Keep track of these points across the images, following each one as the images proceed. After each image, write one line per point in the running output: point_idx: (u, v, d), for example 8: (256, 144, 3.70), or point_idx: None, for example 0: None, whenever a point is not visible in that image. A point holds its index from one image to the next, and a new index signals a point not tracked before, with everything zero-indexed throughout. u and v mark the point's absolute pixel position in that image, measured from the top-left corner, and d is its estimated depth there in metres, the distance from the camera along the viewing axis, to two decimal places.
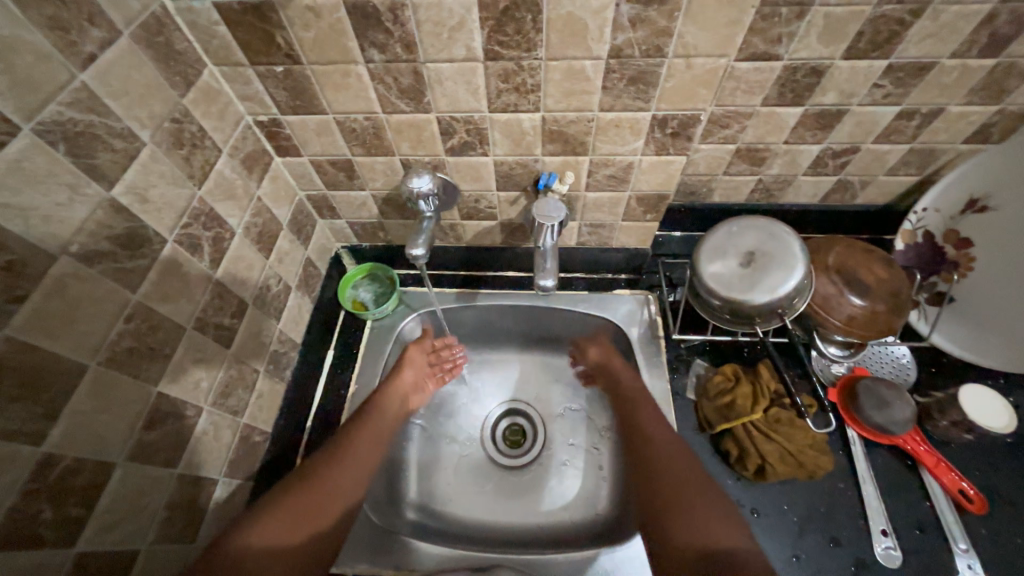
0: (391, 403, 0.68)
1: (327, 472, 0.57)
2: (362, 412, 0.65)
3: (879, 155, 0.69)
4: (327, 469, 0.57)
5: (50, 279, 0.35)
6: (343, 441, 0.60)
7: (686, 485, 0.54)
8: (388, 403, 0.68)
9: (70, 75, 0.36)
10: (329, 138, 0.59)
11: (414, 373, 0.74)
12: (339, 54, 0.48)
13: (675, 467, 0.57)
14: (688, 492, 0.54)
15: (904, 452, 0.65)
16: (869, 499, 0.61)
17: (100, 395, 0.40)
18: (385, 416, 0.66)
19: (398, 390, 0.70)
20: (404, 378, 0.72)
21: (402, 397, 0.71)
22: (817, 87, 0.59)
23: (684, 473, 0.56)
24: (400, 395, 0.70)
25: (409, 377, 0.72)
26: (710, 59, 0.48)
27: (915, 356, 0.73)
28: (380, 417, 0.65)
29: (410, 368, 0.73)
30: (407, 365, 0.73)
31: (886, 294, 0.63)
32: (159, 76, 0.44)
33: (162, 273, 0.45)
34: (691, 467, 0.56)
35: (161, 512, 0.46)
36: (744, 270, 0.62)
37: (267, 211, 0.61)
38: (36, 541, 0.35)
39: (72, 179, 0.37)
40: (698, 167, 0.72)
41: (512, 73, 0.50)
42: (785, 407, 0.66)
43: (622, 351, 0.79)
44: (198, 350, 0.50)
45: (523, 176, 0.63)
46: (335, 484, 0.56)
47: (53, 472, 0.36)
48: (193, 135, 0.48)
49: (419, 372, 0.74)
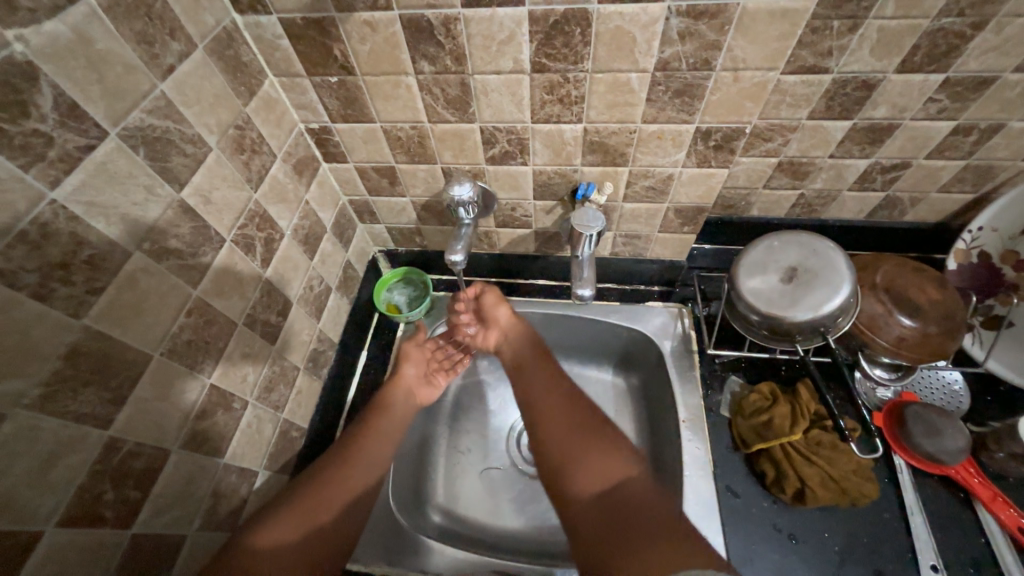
0: (399, 403, 0.68)
1: (346, 472, 0.58)
2: (369, 413, 0.65)
3: (931, 171, 0.66)
4: (340, 475, 0.57)
5: (124, 272, 0.38)
6: (353, 447, 0.60)
7: (582, 438, 0.57)
8: (396, 402, 0.68)
9: (151, 84, 0.39)
10: (375, 145, 0.61)
11: (416, 368, 0.72)
12: (390, 66, 0.50)
13: (562, 425, 0.59)
14: (580, 448, 0.57)
15: (957, 485, 0.61)
16: (919, 532, 0.58)
17: (159, 384, 0.42)
18: (393, 417, 0.66)
19: (403, 388, 0.69)
20: (406, 374, 0.71)
21: (407, 394, 0.70)
22: (868, 101, 0.57)
23: (580, 425, 0.59)
24: (407, 393, 0.69)
25: (411, 373, 0.71)
26: (759, 72, 0.47)
27: (969, 382, 0.69)
28: (389, 416, 0.65)
29: (410, 363, 0.72)
30: (407, 362, 0.71)
31: (939, 315, 0.60)
32: (226, 87, 0.47)
33: (219, 271, 0.48)
34: (585, 417, 0.60)
35: (207, 500, 0.48)
36: (785, 286, 0.61)
37: (313, 214, 0.63)
38: (97, 520, 0.37)
39: (148, 181, 0.39)
40: (738, 180, 0.71)
41: (557, 84, 0.50)
42: (827, 430, 0.63)
43: (653, 364, 0.78)
44: (247, 345, 0.53)
45: (561, 186, 0.64)
46: (351, 485, 0.58)
47: (116, 455, 0.38)
48: (253, 141, 0.51)
49: (423, 367, 0.73)
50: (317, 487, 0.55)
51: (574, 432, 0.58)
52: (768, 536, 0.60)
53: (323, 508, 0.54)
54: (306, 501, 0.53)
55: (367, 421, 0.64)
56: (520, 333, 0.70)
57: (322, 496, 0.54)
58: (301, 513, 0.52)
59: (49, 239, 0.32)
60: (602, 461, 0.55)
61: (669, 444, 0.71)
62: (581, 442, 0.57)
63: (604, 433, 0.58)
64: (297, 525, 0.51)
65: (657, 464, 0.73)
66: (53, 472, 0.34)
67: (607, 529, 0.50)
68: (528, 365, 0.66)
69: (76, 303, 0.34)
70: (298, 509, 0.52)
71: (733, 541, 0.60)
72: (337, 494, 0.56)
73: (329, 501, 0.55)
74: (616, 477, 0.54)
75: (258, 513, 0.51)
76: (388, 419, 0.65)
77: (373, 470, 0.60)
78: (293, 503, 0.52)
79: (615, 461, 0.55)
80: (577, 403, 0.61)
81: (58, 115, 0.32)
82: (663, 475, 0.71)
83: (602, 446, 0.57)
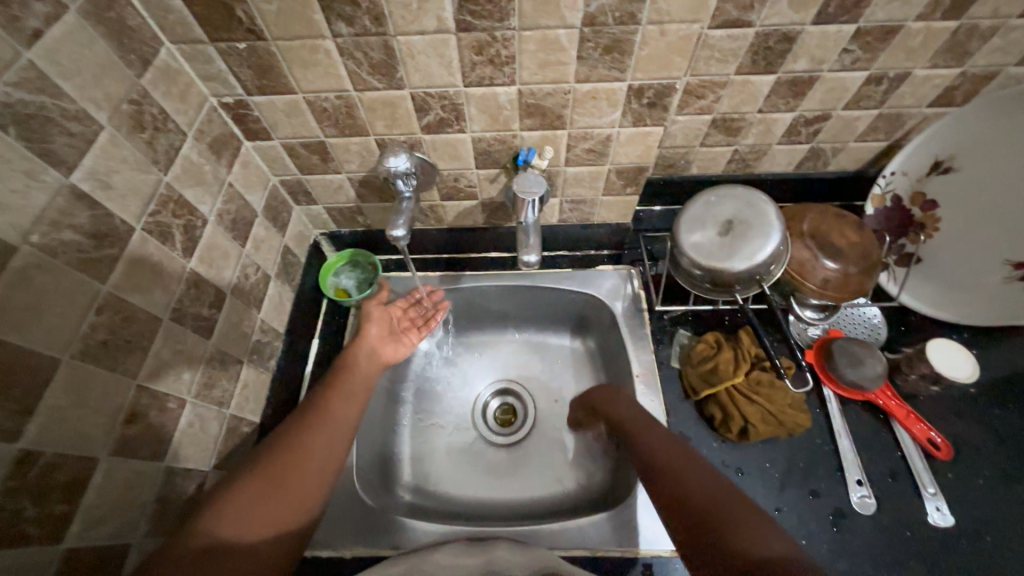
0: (362, 363, 0.64)
1: (304, 440, 0.53)
2: (330, 377, 0.61)
3: (849, 121, 0.70)
4: (299, 443, 0.52)
5: (12, 270, 0.34)
6: (316, 412, 0.56)
7: (726, 492, 0.41)
8: (360, 365, 0.64)
9: (15, 53, 0.34)
10: (300, 119, 0.57)
11: (381, 328, 0.70)
12: (304, 28, 0.47)
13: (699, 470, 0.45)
14: (727, 503, 0.40)
15: (876, 407, 0.68)
16: (845, 452, 0.65)
17: (76, 390, 0.38)
18: (357, 380, 0.62)
19: (366, 348, 0.66)
20: (370, 334, 0.68)
21: (371, 353, 0.67)
22: (789, 54, 0.60)
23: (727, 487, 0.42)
24: (370, 352, 0.66)
25: (375, 332, 0.69)
26: (684, 25, 0.48)
27: (886, 316, 0.76)
28: (354, 380, 0.62)
29: (373, 323, 0.69)
30: (370, 321, 0.69)
31: (858, 256, 0.65)
32: (113, 55, 0.42)
33: (132, 263, 0.44)
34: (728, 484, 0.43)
35: (151, 505, 0.46)
36: (723, 239, 0.63)
37: (239, 197, 0.59)
38: (20, 539, 0.34)
39: (28, 165, 0.35)
40: (675, 139, 0.72)
41: (486, 44, 0.49)
42: (766, 370, 0.68)
43: (607, 326, 0.80)
44: (177, 341, 0.49)
45: (502, 152, 0.63)
46: (313, 457, 0.52)
47: (33, 469, 0.35)
48: (155, 118, 0.46)
49: (387, 325, 0.70)
50: (275, 462, 0.50)
51: (703, 482, 0.43)
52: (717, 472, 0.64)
53: (290, 482, 0.49)
54: (266, 476, 0.48)
55: (328, 385, 0.60)
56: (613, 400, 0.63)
57: (282, 472, 0.50)
58: (259, 491, 0.47)
59: None
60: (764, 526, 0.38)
61: None
62: (728, 499, 0.41)
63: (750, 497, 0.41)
64: (258, 506, 0.46)
65: None
66: None
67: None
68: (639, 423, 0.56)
69: None
70: (258, 486, 0.47)
71: None
72: (302, 466, 0.51)
73: (299, 473, 0.50)
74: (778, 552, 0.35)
75: (209, 498, 0.47)
76: (352, 381, 0.61)
77: (336, 437, 0.55)
78: (251, 476, 0.48)
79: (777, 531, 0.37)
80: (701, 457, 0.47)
81: None
82: None
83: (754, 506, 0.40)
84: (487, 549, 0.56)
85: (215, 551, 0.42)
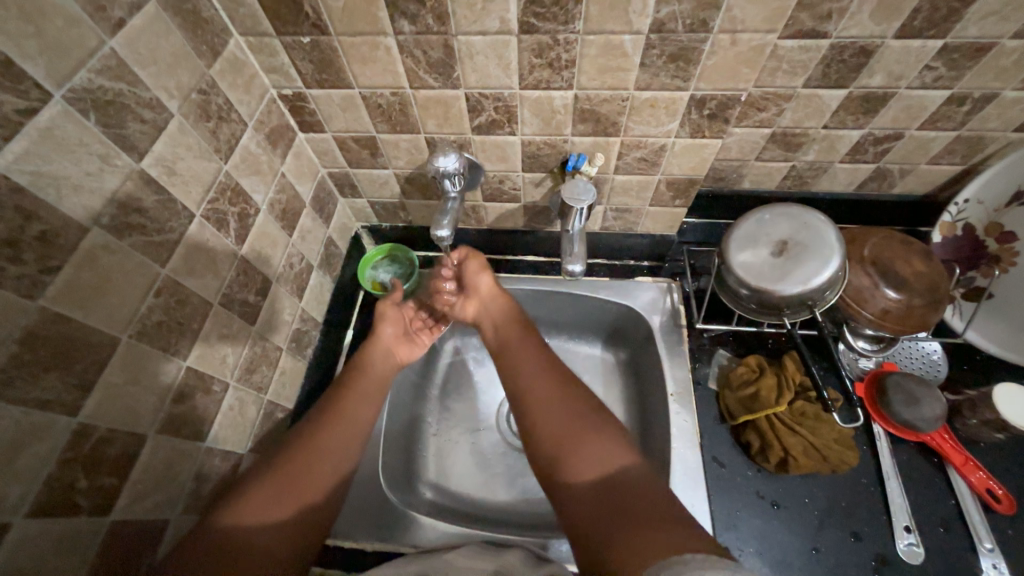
0: (376, 365, 0.63)
1: (331, 431, 0.54)
2: (347, 377, 0.61)
3: (922, 142, 0.65)
4: (320, 437, 0.53)
5: (82, 250, 0.35)
6: (341, 406, 0.56)
7: (572, 426, 0.53)
8: (376, 366, 0.63)
9: (99, 40, 0.35)
10: (353, 114, 0.57)
11: (395, 329, 0.67)
12: (368, 25, 0.47)
13: (554, 402, 0.55)
14: (574, 432, 0.52)
15: (930, 450, 0.63)
16: (894, 496, 0.61)
17: (130, 369, 0.40)
18: (373, 378, 0.61)
19: (380, 348, 0.64)
20: (384, 334, 0.66)
21: (386, 354, 0.65)
22: (865, 68, 0.56)
23: (573, 420, 0.53)
24: (385, 353, 0.64)
25: (389, 333, 0.66)
26: (757, 35, 0.45)
27: (947, 352, 0.71)
28: (368, 379, 0.61)
29: (387, 323, 0.67)
30: (384, 322, 0.67)
31: (923, 288, 0.61)
32: (186, 45, 0.43)
33: (190, 248, 0.45)
34: (570, 411, 0.54)
35: (189, 484, 0.47)
36: (775, 260, 0.60)
37: (291, 187, 0.60)
38: (71, 509, 0.36)
39: (102, 149, 0.36)
40: (730, 151, 0.69)
41: (547, 47, 0.48)
42: (811, 400, 0.64)
43: (642, 338, 0.78)
44: (225, 325, 0.50)
45: (551, 157, 0.61)
46: (337, 448, 0.53)
47: (88, 442, 0.37)
48: (219, 107, 0.47)
49: (402, 325, 0.68)
50: (297, 456, 0.50)
51: (552, 414, 0.54)
52: (750, 502, 0.62)
53: (313, 474, 0.50)
54: (289, 468, 0.49)
55: (344, 384, 0.59)
56: (502, 306, 0.67)
57: (305, 464, 0.50)
58: (289, 477, 0.48)
59: None
60: (594, 451, 0.50)
61: (658, 416, 0.72)
62: (571, 429, 0.53)
63: (586, 420, 0.53)
64: (283, 496, 0.47)
65: (644, 432, 0.75)
66: (18, 461, 0.32)
67: (602, 526, 0.44)
68: (513, 343, 0.63)
69: (29, 283, 0.32)
70: (280, 478, 0.48)
71: (718, 509, 0.61)
72: (328, 454, 0.52)
73: (319, 467, 0.51)
74: (599, 467, 0.49)
75: (241, 480, 0.48)
76: (367, 381, 0.60)
77: (353, 433, 0.55)
78: (282, 464, 0.49)
79: (610, 449, 0.50)
80: (559, 384, 0.57)
81: None
82: (650, 450, 0.72)
83: (588, 429, 0.52)
84: (500, 555, 0.55)
85: (243, 539, 0.43)
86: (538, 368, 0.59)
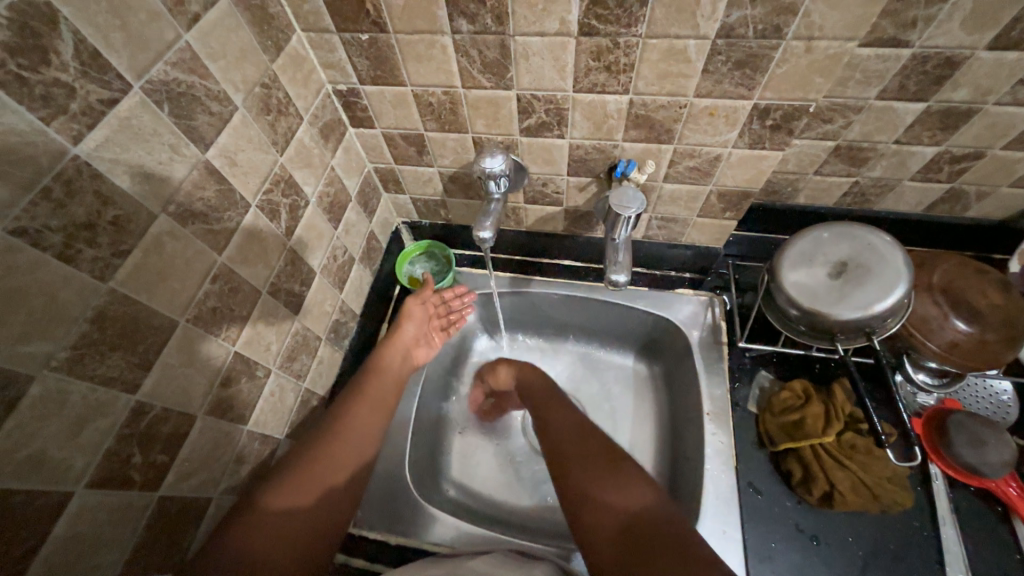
0: (391, 367, 0.63)
1: (345, 434, 0.54)
2: (360, 379, 0.61)
3: (1007, 163, 0.60)
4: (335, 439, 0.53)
5: (150, 237, 0.37)
6: (355, 407, 0.57)
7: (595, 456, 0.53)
8: (391, 368, 0.63)
9: (176, 34, 0.36)
10: (404, 111, 0.58)
11: (416, 328, 0.68)
12: (426, 24, 0.47)
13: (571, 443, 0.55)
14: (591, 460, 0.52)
15: (994, 497, 0.58)
16: (949, 543, 0.56)
17: (185, 351, 0.41)
18: (386, 379, 0.62)
19: (400, 348, 0.65)
20: (405, 333, 0.67)
21: (405, 354, 0.66)
22: (948, 80, 0.52)
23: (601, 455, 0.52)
24: (402, 353, 0.65)
25: (411, 332, 0.67)
26: (836, 42, 0.42)
27: (1019, 394, 0.64)
28: (380, 378, 0.61)
29: (411, 321, 0.68)
30: (408, 319, 0.68)
31: (999, 322, 0.56)
32: (253, 40, 0.44)
33: (245, 237, 0.46)
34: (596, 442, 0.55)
35: (230, 465, 0.49)
36: (833, 282, 0.57)
37: (339, 181, 0.61)
38: (125, 482, 0.38)
39: (173, 140, 0.37)
40: (787, 164, 0.66)
41: (606, 50, 0.46)
42: (861, 433, 0.61)
43: (678, 351, 0.76)
44: (271, 313, 0.52)
45: (598, 162, 0.60)
46: (350, 451, 0.53)
47: (144, 420, 0.38)
48: (279, 101, 0.49)
49: (422, 327, 0.69)
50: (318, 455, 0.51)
51: (582, 457, 0.53)
52: (789, 536, 0.58)
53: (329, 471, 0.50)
54: (316, 464, 0.50)
55: (360, 385, 0.60)
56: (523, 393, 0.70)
57: (327, 465, 0.51)
58: (309, 474, 0.49)
59: (73, 198, 0.31)
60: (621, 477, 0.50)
61: (690, 435, 0.70)
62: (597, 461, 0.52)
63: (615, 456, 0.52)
64: (302, 488, 0.47)
65: (674, 450, 0.73)
66: (83, 434, 0.34)
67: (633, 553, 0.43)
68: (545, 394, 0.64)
69: (102, 265, 0.33)
70: (302, 476, 0.48)
71: (753, 538, 0.58)
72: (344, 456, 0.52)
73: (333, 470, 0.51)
74: (632, 495, 0.48)
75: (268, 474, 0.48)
76: (379, 384, 0.61)
77: (372, 435, 0.56)
78: (303, 464, 0.49)
79: (626, 481, 0.49)
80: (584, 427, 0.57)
81: (79, 64, 0.30)
82: (681, 470, 0.69)
83: (618, 464, 0.51)
84: (526, 568, 0.53)
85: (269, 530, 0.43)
86: (574, 416, 0.60)
